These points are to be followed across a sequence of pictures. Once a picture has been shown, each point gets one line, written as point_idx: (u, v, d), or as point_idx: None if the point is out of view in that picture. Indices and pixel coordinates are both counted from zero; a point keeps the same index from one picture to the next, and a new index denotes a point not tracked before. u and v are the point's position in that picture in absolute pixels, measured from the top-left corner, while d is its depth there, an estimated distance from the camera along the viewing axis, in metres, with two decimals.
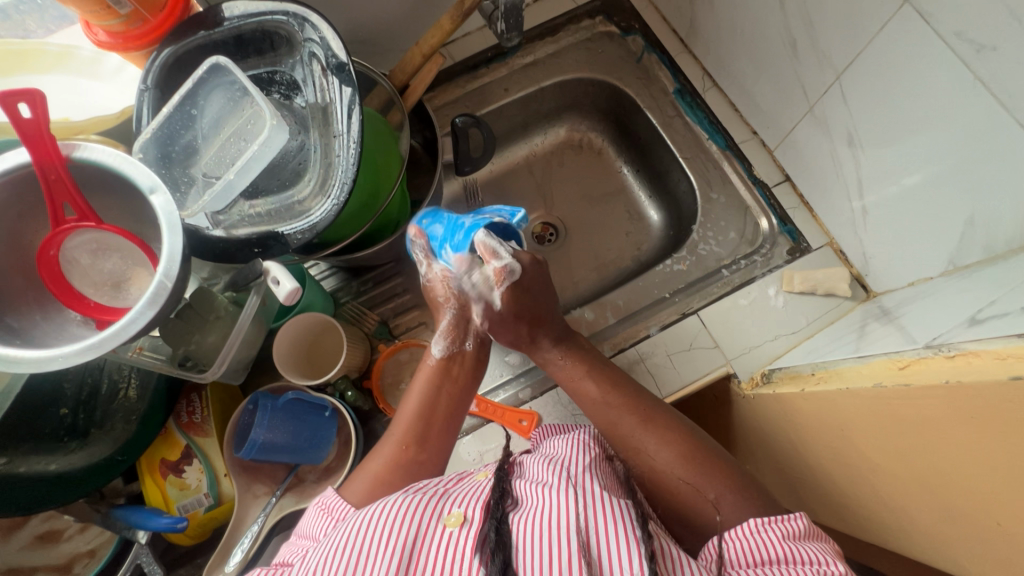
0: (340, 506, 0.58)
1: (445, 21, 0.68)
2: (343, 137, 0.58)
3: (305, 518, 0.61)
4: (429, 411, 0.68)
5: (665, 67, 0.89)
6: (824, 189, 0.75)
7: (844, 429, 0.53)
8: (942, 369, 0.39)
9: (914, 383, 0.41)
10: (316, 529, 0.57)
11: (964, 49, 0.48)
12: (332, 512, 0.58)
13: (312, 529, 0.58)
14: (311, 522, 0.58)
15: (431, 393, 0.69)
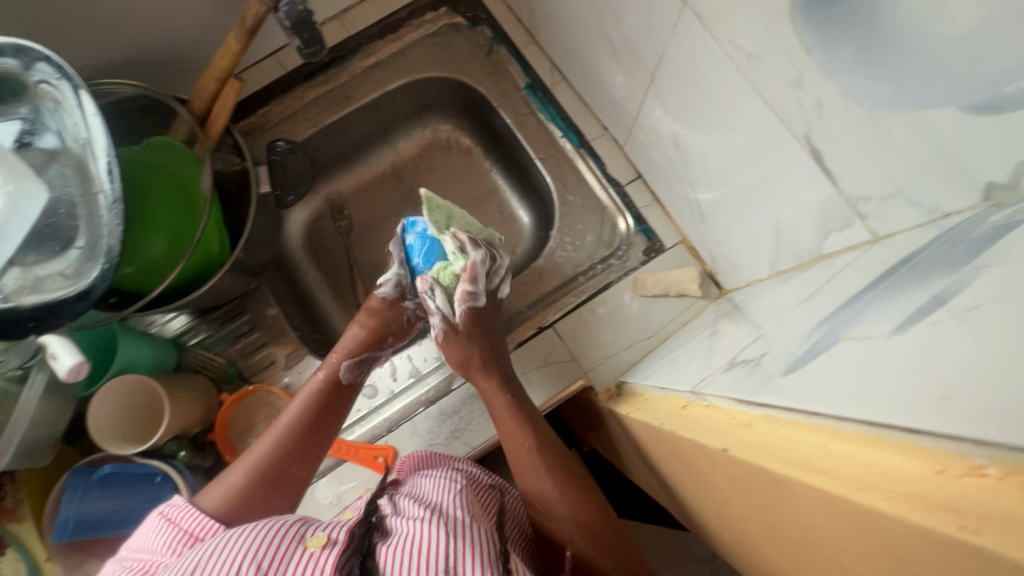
0: (193, 520, 0.55)
1: (231, 42, 0.62)
2: (105, 195, 0.53)
3: (145, 526, 0.56)
4: (312, 424, 0.67)
5: (514, 61, 0.84)
6: (670, 187, 0.72)
7: (683, 490, 0.53)
8: (699, 423, 0.38)
9: (680, 429, 0.40)
10: (156, 544, 0.53)
11: (738, 57, 0.45)
12: (182, 525, 0.54)
13: (150, 543, 0.53)
14: (151, 535, 0.54)
15: (317, 406, 0.68)
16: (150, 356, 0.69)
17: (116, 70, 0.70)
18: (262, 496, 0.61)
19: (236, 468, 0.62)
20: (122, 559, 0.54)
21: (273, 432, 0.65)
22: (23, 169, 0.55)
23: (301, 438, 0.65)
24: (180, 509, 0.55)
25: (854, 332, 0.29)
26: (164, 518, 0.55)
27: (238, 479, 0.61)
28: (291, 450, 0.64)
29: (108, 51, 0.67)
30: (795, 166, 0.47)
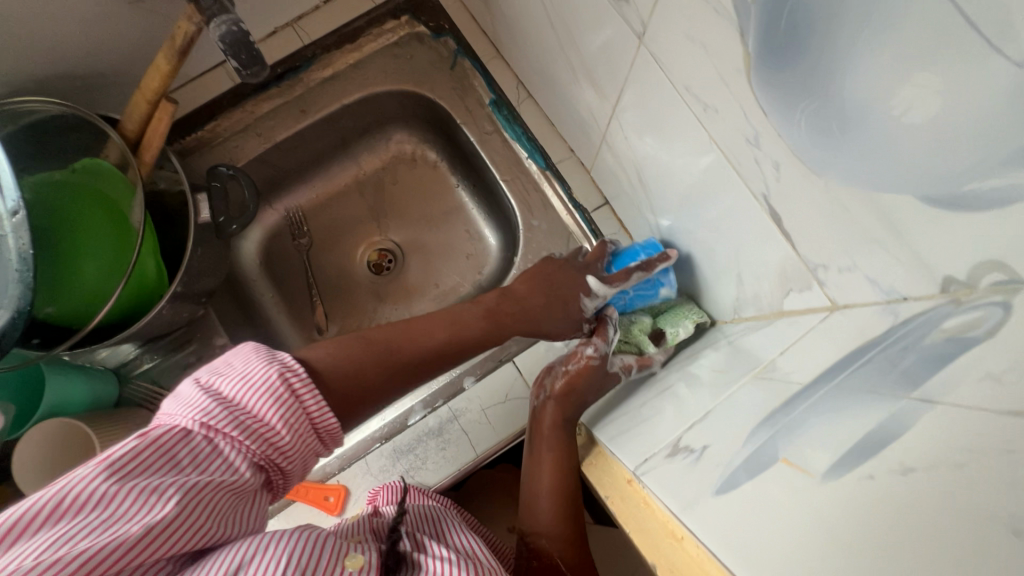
0: (313, 400, 0.50)
1: (160, 62, 0.57)
2: (9, 235, 0.49)
3: (242, 372, 0.49)
4: (441, 345, 0.63)
5: (478, 76, 0.80)
6: (636, 216, 0.69)
7: None
8: (650, 519, 0.38)
9: (631, 521, 0.40)
10: (266, 411, 0.47)
11: (695, 105, 0.42)
12: (304, 398, 0.50)
13: (261, 406, 0.47)
14: (259, 396, 0.47)
15: (457, 329, 0.65)
16: (83, 394, 0.66)
17: (40, 86, 0.64)
18: (371, 377, 0.57)
19: (363, 344, 0.58)
20: (184, 402, 0.46)
21: (412, 333, 0.62)
22: None
23: (433, 363, 0.62)
24: (304, 382, 0.50)
25: (790, 453, 0.32)
26: (283, 384, 0.49)
27: (362, 354, 0.57)
28: (425, 370, 0.62)
29: (31, 66, 0.62)
30: (755, 221, 0.44)
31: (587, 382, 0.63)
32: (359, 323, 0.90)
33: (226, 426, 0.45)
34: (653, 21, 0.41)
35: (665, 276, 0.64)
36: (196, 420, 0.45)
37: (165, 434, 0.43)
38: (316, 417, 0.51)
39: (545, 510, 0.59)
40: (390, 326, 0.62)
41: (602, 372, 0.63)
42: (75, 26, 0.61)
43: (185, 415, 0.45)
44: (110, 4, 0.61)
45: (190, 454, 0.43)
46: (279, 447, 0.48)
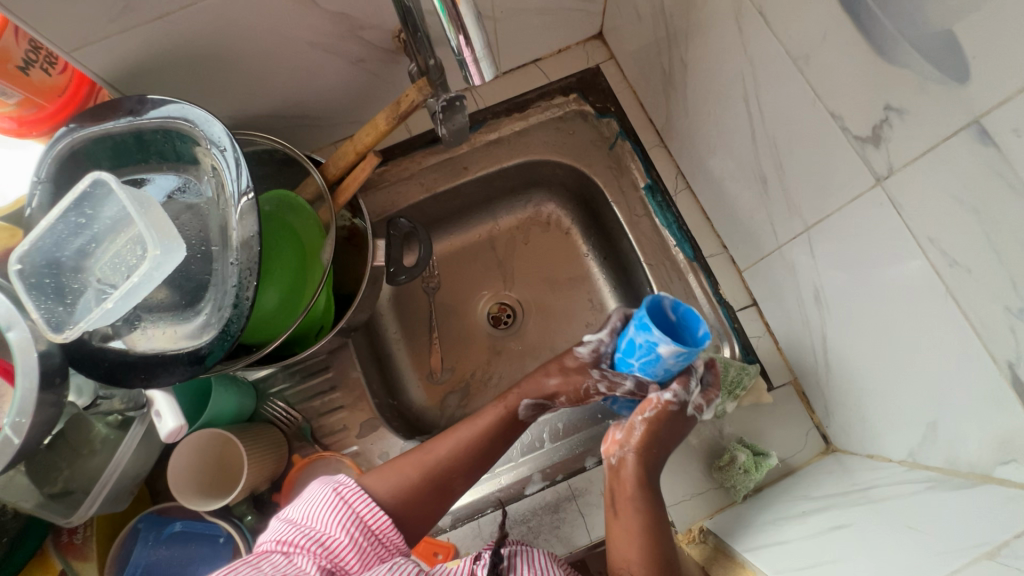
0: (366, 506, 0.54)
1: (380, 121, 0.63)
2: (237, 267, 0.53)
3: (307, 498, 0.55)
4: (480, 456, 0.64)
5: (638, 159, 0.82)
6: (790, 326, 0.68)
7: None
8: None
9: None
10: (329, 521, 0.52)
11: (937, 259, 0.41)
12: (356, 507, 0.54)
13: (322, 518, 0.52)
14: (322, 508, 0.53)
15: (489, 442, 0.65)
16: (233, 406, 0.69)
17: (259, 120, 0.72)
18: (431, 498, 0.60)
19: (409, 461, 0.61)
20: (269, 532, 0.52)
21: (449, 450, 0.63)
22: (166, 224, 0.53)
23: (472, 463, 0.63)
24: (355, 492, 0.55)
25: None
26: (339, 496, 0.54)
27: (419, 481, 0.60)
28: (466, 469, 0.63)
29: (260, 104, 0.69)
30: (981, 381, 0.42)
31: (659, 431, 0.62)
32: (472, 372, 0.91)
33: (297, 537, 0.51)
34: (904, 171, 0.41)
35: (652, 336, 0.55)
36: (274, 540, 0.51)
37: (255, 558, 0.49)
38: (372, 523, 0.54)
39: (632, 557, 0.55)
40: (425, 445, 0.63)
41: (679, 417, 0.62)
42: (307, 77, 0.68)
43: (267, 541, 0.51)
44: (340, 62, 0.68)
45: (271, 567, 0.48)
46: (342, 553, 0.51)
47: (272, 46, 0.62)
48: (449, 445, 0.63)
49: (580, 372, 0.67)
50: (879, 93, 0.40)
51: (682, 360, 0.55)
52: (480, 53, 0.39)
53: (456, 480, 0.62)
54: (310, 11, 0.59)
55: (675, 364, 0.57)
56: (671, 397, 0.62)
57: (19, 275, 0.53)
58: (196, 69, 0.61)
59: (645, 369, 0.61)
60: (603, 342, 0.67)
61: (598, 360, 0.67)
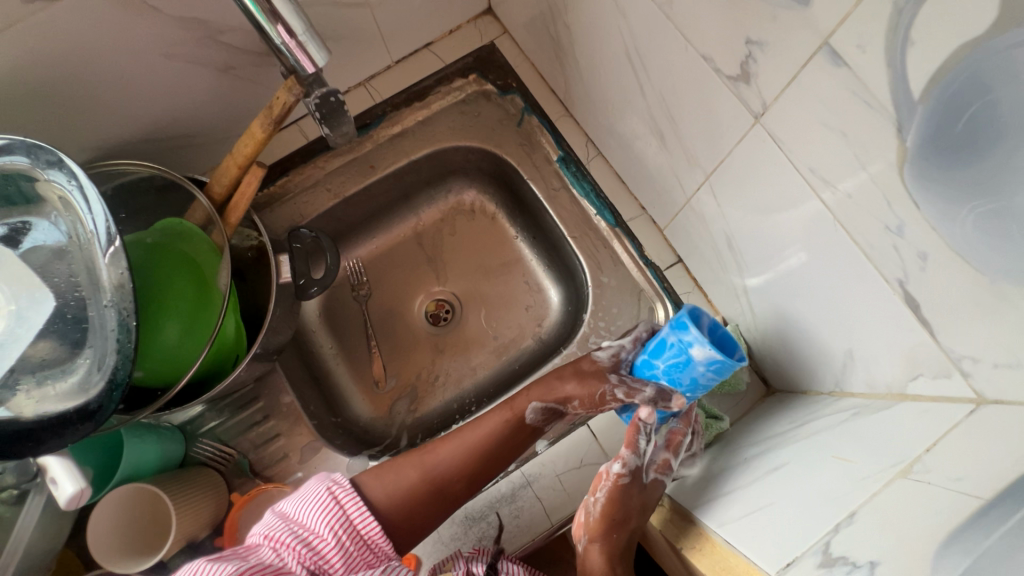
0: (356, 509, 0.54)
1: (256, 129, 0.59)
2: (112, 309, 0.49)
3: (301, 494, 0.55)
4: (489, 459, 0.63)
5: (546, 133, 0.80)
6: (714, 278, 0.68)
7: None
8: None
9: None
10: (316, 521, 0.52)
11: (821, 188, 0.41)
12: (348, 509, 0.54)
13: (311, 517, 0.52)
14: (313, 508, 0.53)
15: (497, 442, 0.64)
16: (155, 454, 0.64)
17: (131, 147, 0.66)
18: (427, 509, 0.59)
19: (413, 464, 0.60)
20: (261, 524, 0.53)
21: (447, 454, 0.62)
22: (24, 276, 0.51)
23: (467, 470, 0.62)
24: (348, 492, 0.54)
25: None
26: (332, 496, 0.54)
27: (416, 483, 0.59)
28: (464, 476, 0.61)
29: (127, 129, 0.64)
30: (881, 304, 0.42)
31: (620, 511, 0.60)
32: (417, 374, 0.88)
33: (283, 535, 0.50)
34: (777, 104, 0.40)
35: (687, 335, 0.56)
36: (264, 536, 0.51)
37: (241, 553, 0.49)
38: (362, 526, 0.54)
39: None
40: (413, 453, 0.62)
41: (636, 487, 0.61)
42: (174, 94, 0.63)
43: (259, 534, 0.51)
44: (206, 72, 0.63)
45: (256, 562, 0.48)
46: (327, 552, 0.51)
47: (121, 63, 0.57)
48: (456, 453, 0.62)
49: (598, 376, 0.66)
50: (738, 27, 0.39)
51: (713, 368, 0.55)
52: (301, 34, 0.44)
53: (456, 486, 0.61)
54: (153, 19, 0.54)
55: (705, 375, 0.57)
56: (620, 468, 0.61)
57: None
58: (37, 101, 0.55)
59: (670, 376, 0.60)
60: (623, 349, 0.68)
61: (617, 365, 0.67)
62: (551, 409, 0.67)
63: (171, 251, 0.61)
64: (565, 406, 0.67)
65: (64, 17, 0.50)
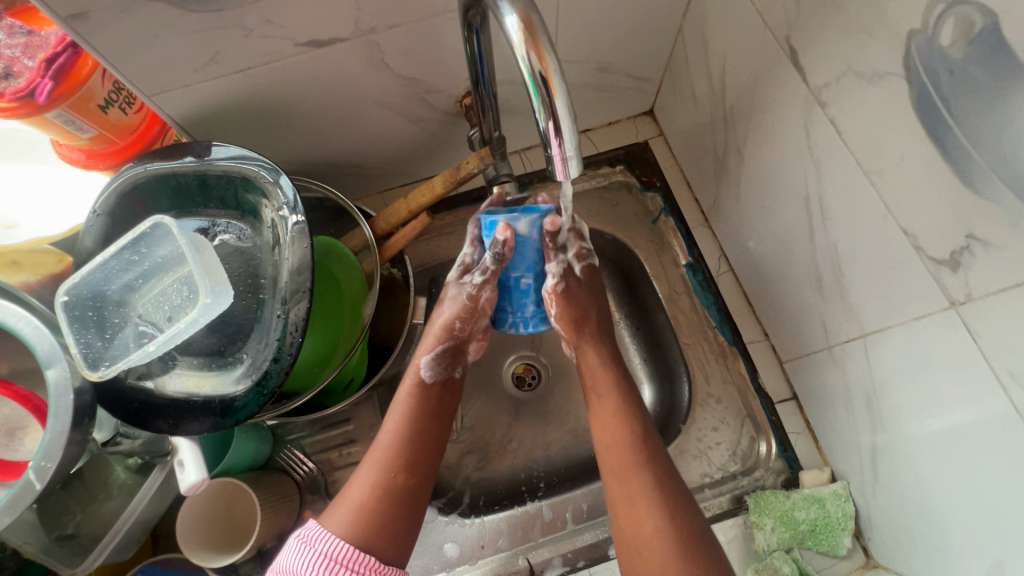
0: (329, 542, 0.52)
1: (437, 184, 0.65)
2: (282, 321, 0.53)
3: (284, 552, 0.54)
4: (422, 435, 0.63)
5: (680, 237, 0.82)
6: (833, 428, 0.65)
7: None
8: None
9: None
10: (298, 564, 0.51)
11: (1016, 392, 0.40)
12: (320, 546, 0.52)
13: (292, 563, 0.52)
14: (293, 556, 0.52)
15: (424, 417, 0.64)
16: (247, 453, 0.66)
17: (311, 167, 0.73)
18: (395, 513, 0.57)
19: (347, 495, 0.58)
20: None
21: (374, 465, 0.60)
22: (218, 273, 0.53)
23: (408, 453, 0.61)
24: (316, 531, 0.54)
25: None
26: (303, 539, 0.53)
27: (364, 499, 0.57)
28: (408, 457, 0.61)
29: (318, 152, 0.70)
30: None
31: (573, 306, 0.68)
32: (493, 432, 0.88)
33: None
34: (985, 301, 0.40)
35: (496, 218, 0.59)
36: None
37: None
38: (336, 552, 0.52)
39: (668, 562, 0.54)
40: (345, 491, 0.59)
41: (573, 283, 0.68)
42: (368, 133, 0.70)
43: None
44: (399, 121, 0.69)
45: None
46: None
47: (341, 102, 0.63)
48: (386, 439, 0.61)
49: (456, 293, 0.68)
50: (960, 219, 0.40)
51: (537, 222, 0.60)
52: (570, 151, 0.41)
53: (419, 462, 0.61)
54: (383, 73, 0.61)
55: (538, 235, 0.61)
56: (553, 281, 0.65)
57: (64, 305, 0.53)
58: (264, 120, 0.62)
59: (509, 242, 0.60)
60: (468, 256, 0.67)
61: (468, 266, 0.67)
62: (443, 353, 0.68)
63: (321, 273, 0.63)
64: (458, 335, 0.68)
65: (316, 61, 0.56)
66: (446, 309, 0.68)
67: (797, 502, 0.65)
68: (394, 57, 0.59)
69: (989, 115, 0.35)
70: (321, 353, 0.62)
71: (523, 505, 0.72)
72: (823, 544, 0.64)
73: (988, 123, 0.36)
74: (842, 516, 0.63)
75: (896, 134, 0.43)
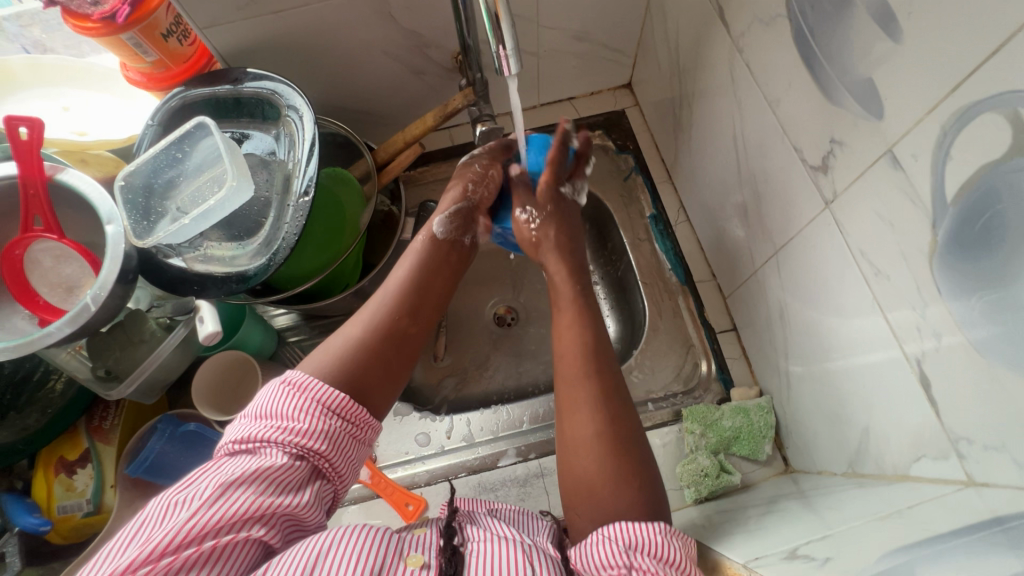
0: (320, 393, 0.50)
1: (429, 118, 0.77)
2: (292, 208, 0.65)
3: (265, 396, 0.51)
4: (426, 287, 0.64)
5: (646, 192, 0.92)
6: (761, 350, 0.74)
7: None
8: None
9: None
10: (286, 410, 0.49)
11: (866, 268, 0.49)
12: (311, 393, 0.50)
13: (278, 408, 0.49)
14: (277, 399, 0.50)
15: (432, 273, 0.66)
16: (255, 343, 0.77)
17: (328, 109, 0.86)
18: (387, 355, 0.58)
19: (346, 331, 0.58)
20: (242, 423, 0.50)
21: (383, 309, 0.60)
22: (243, 168, 0.65)
23: (413, 304, 0.62)
24: (303, 379, 0.51)
25: None
26: (289, 387, 0.50)
27: (362, 336, 0.58)
28: (413, 308, 0.62)
29: (334, 95, 0.83)
30: (899, 383, 0.48)
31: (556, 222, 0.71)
32: (472, 360, 0.98)
33: (261, 431, 0.48)
34: (844, 194, 0.50)
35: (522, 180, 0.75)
36: (239, 437, 0.48)
37: (221, 464, 0.46)
38: (329, 401, 0.50)
39: (593, 462, 0.56)
40: (343, 327, 0.60)
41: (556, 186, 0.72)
42: (377, 80, 0.83)
43: (232, 439, 0.48)
44: (404, 72, 0.82)
45: (235, 462, 0.46)
46: (311, 443, 0.48)
47: (355, 49, 0.76)
48: (393, 282, 0.64)
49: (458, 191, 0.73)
50: (826, 128, 0.50)
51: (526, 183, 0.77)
52: (510, 49, 0.51)
53: (418, 322, 0.62)
54: (391, 26, 0.74)
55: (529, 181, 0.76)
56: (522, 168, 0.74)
57: (121, 188, 0.66)
58: (290, 60, 0.75)
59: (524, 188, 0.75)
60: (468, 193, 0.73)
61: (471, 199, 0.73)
62: (456, 216, 0.71)
63: (337, 185, 0.75)
64: (470, 201, 0.72)
65: (336, 10, 0.69)
66: (457, 187, 0.73)
67: (725, 413, 0.73)
68: (399, 11, 0.72)
69: (835, 38, 0.45)
70: (319, 250, 0.73)
71: (489, 409, 0.82)
72: (745, 450, 0.72)
73: (836, 43, 0.46)
74: (763, 425, 0.72)
75: (787, 66, 0.53)
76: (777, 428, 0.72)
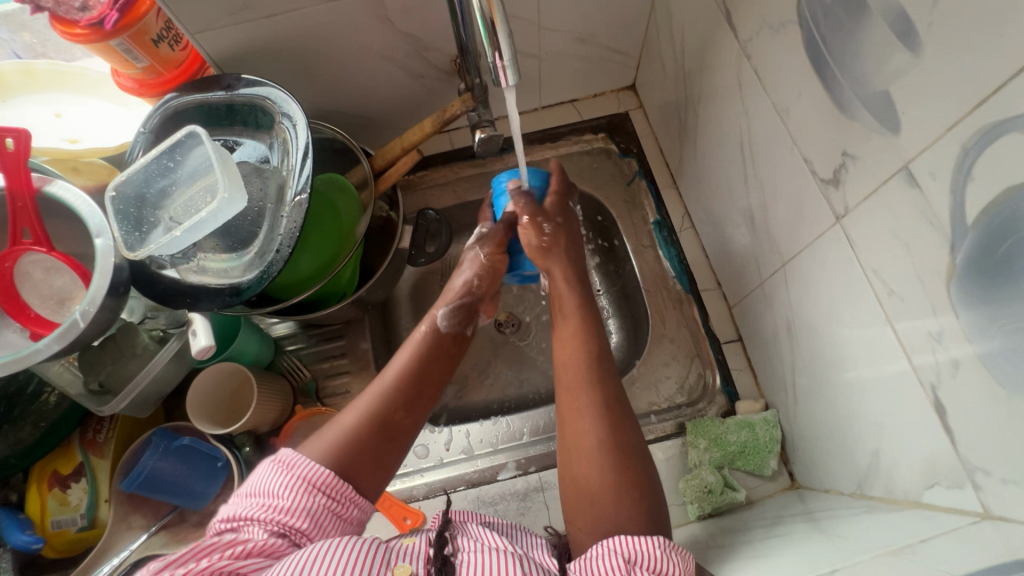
0: (308, 468, 0.51)
1: (426, 125, 0.75)
2: (286, 219, 0.63)
3: (259, 477, 0.52)
4: (421, 376, 0.63)
5: (650, 197, 0.91)
6: (767, 362, 0.72)
7: None
8: None
9: None
10: (273, 486, 0.50)
11: (879, 287, 0.47)
12: (298, 471, 0.50)
13: (268, 485, 0.50)
14: (268, 476, 0.51)
15: (429, 359, 0.65)
16: (251, 353, 0.76)
17: (325, 113, 0.84)
18: (380, 444, 0.57)
19: (337, 420, 0.57)
20: (236, 504, 0.51)
21: (377, 397, 0.59)
22: (235, 178, 0.63)
23: (410, 389, 0.61)
24: (293, 455, 0.52)
25: None
26: (280, 462, 0.51)
27: (355, 425, 0.57)
28: (409, 395, 0.61)
29: (330, 100, 0.82)
30: (912, 407, 0.46)
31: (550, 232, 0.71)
32: (472, 368, 0.96)
33: (247, 509, 0.49)
34: (856, 210, 0.48)
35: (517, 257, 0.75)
36: (229, 516, 0.49)
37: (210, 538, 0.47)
38: (316, 478, 0.50)
39: (594, 470, 0.55)
40: (339, 414, 0.59)
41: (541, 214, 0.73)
42: (374, 83, 0.81)
43: (222, 518, 0.50)
44: (401, 75, 0.80)
45: (221, 538, 0.47)
46: (292, 519, 0.48)
47: (351, 53, 0.74)
48: (387, 368, 0.64)
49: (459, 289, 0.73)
50: (838, 141, 0.47)
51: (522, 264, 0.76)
52: (507, 61, 0.49)
53: (413, 407, 0.61)
54: (387, 29, 0.72)
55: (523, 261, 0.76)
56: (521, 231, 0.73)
57: (112, 199, 0.64)
58: (285, 64, 0.74)
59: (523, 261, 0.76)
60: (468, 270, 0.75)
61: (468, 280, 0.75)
62: (458, 309, 0.71)
63: (332, 192, 0.73)
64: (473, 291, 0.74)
65: (330, 13, 0.67)
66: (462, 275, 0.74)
67: (730, 427, 0.72)
68: (395, 14, 0.70)
69: (849, 48, 0.43)
70: (316, 260, 0.72)
71: (488, 420, 0.80)
72: (751, 464, 0.70)
73: (850, 53, 0.44)
74: (769, 439, 0.70)
75: (797, 74, 0.51)
76: (783, 442, 0.70)
